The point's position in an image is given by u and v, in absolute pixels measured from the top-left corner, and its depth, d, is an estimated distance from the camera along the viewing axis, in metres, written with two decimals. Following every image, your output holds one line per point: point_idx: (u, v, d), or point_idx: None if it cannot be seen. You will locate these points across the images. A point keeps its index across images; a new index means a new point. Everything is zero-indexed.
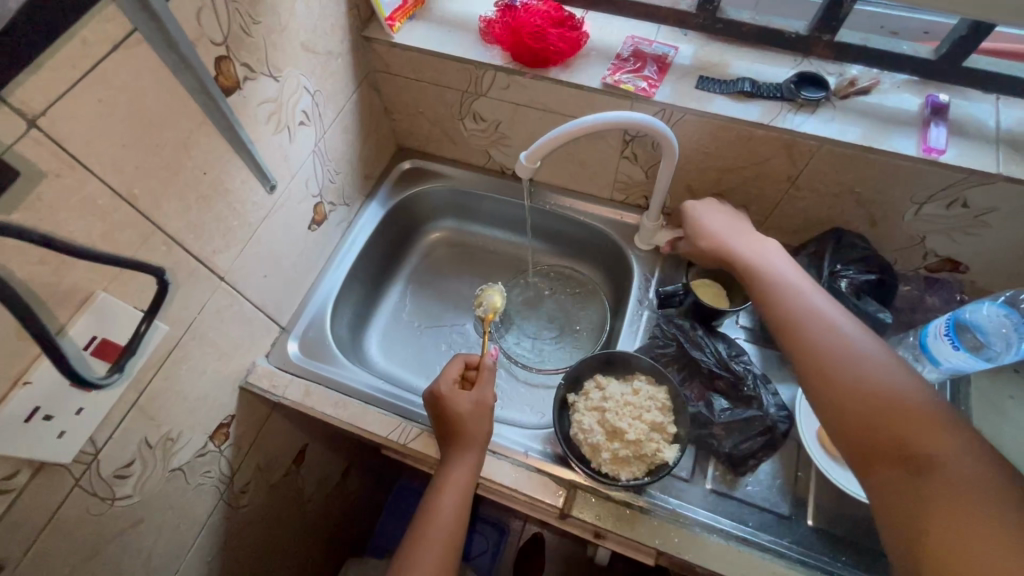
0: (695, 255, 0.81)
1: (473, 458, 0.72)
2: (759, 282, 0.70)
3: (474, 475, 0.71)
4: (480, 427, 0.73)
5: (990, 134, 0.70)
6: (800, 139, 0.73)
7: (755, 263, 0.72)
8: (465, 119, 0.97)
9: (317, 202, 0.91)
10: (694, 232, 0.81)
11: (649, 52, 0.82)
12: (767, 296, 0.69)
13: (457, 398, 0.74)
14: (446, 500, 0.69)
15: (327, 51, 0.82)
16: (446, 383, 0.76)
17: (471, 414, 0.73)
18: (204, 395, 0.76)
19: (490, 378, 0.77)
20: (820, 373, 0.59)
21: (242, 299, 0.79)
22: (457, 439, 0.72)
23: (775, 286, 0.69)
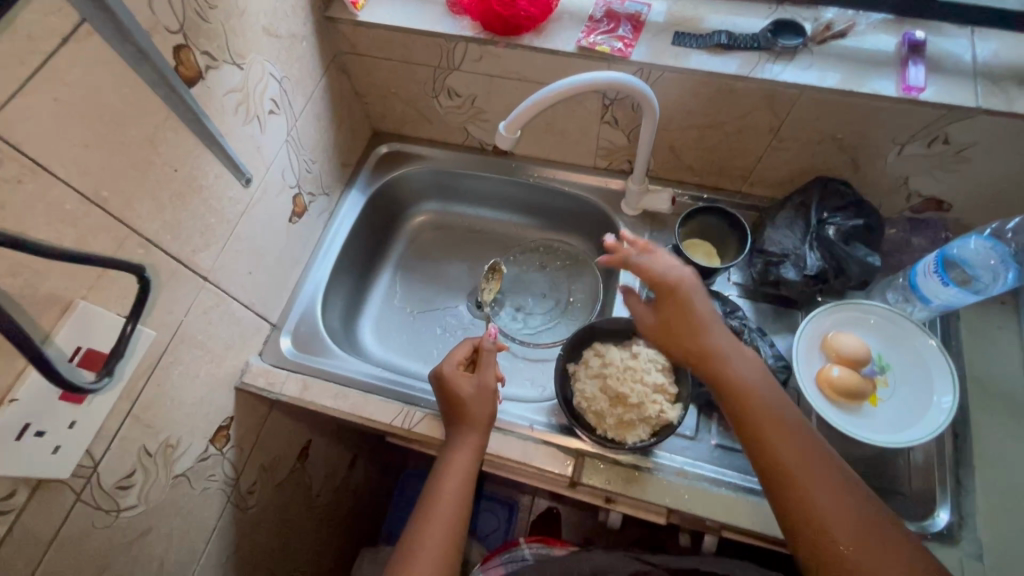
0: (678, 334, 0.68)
1: (475, 441, 0.71)
2: (736, 392, 0.63)
3: (476, 458, 0.71)
4: (481, 411, 0.72)
5: (967, 68, 0.70)
6: (780, 88, 0.73)
7: (717, 363, 0.65)
8: (439, 96, 0.95)
9: (296, 193, 0.88)
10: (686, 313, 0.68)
11: (622, 12, 0.80)
12: (748, 413, 0.61)
13: (459, 380, 0.74)
14: (449, 480, 0.69)
15: (290, 35, 0.78)
16: (449, 365, 0.76)
17: (472, 396, 0.73)
18: (200, 399, 0.75)
19: (492, 360, 0.76)
20: (817, 532, 0.54)
21: (228, 298, 0.78)
22: (458, 420, 0.72)
23: (756, 399, 0.62)
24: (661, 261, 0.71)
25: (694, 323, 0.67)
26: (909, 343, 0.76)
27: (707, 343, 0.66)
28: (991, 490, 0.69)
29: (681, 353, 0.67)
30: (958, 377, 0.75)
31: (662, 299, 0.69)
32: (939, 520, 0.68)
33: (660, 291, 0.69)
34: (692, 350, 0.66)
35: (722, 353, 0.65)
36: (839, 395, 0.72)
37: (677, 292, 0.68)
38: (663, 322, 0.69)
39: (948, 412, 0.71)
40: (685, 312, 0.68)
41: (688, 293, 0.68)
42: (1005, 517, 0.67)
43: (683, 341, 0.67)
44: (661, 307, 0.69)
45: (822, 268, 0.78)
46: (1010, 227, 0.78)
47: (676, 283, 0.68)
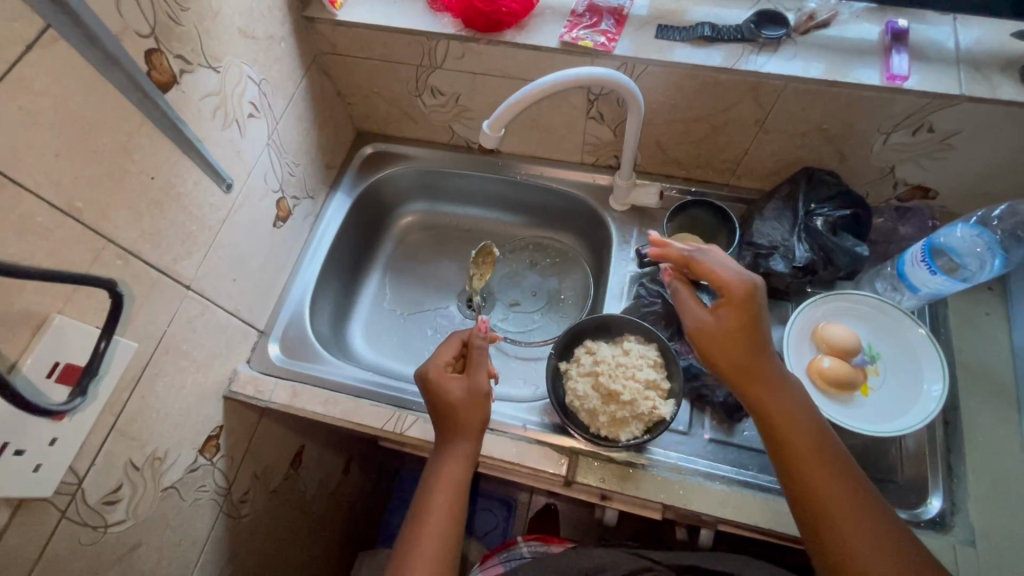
0: (729, 347, 0.62)
1: (465, 444, 0.70)
2: (782, 430, 0.60)
3: (467, 461, 0.70)
4: (471, 415, 0.71)
5: (950, 55, 0.70)
6: (765, 80, 0.72)
7: (766, 395, 0.61)
8: (423, 95, 0.93)
9: (279, 197, 0.87)
10: (745, 327, 0.61)
11: (605, 5, 0.79)
12: (792, 453, 0.59)
13: (447, 381, 0.73)
14: (439, 485, 0.68)
15: (267, 36, 0.77)
16: (435, 365, 0.75)
17: (460, 398, 0.72)
18: (187, 410, 0.74)
19: (481, 360, 0.74)
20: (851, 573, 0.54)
21: (213, 306, 0.76)
22: (446, 424, 0.72)
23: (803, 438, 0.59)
24: (728, 266, 0.64)
25: (751, 342, 0.61)
26: (898, 331, 0.77)
27: (758, 371, 0.61)
28: (983, 476, 0.70)
29: (729, 373, 0.62)
30: (947, 364, 0.75)
31: (728, 305, 0.62)
32: (932, 507, 0.69)
33: (729, 296, 0.62)
34: (743, 373, 0.62)
35: (770, 384, 0.61)
36: (830, 386, 0.72)
37: (747, 300, 0.61)
38: (723, 332, 0.62)
39: (937, 400, 0.71)
40: (750, 327, 0.61)
41: (757, 306, 0.61)
42: (997, 502, 0.68)
43: (729, 360, 0.62)
44: (725, 315, 0.62)
45: (811, 260, 0.78)
46: (995, 214, 0.79)
47: (748, 292, 0.61)
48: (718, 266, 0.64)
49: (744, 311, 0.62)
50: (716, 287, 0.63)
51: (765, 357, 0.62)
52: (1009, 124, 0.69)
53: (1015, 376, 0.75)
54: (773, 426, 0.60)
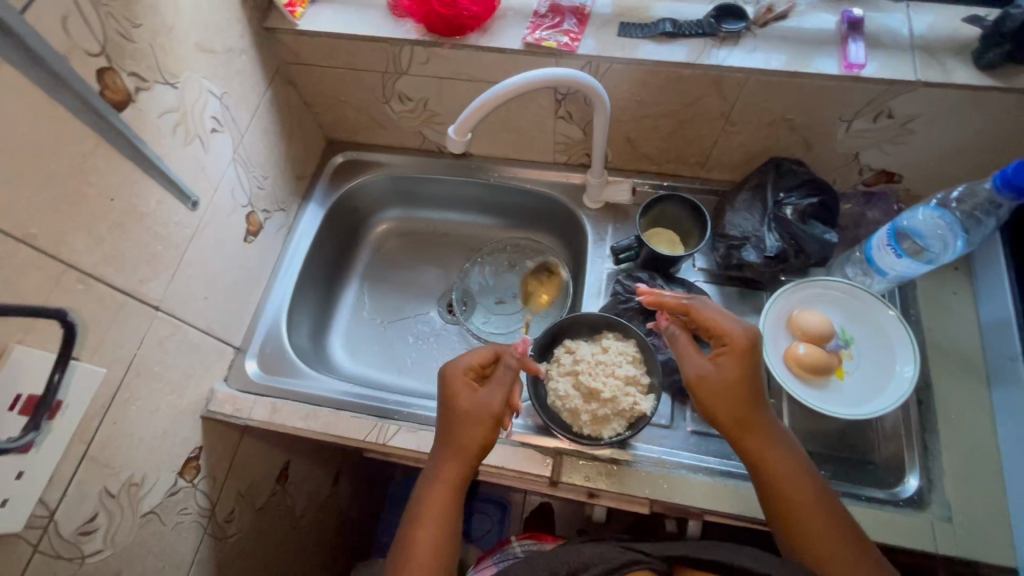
0: (728, 397, 0.61)
1: (460, 467, 0.66)
2: (779, 485, 0.60)
3: (458, 487, 0.66)
4: (474, 438, 0.66)
5: (905, 42, 0.71)
6: (727, 73, 0.73)
7: (762, 449, 0.61)
8: (391, 102, 0.93)
9: (249, 212, 0.86)
10: (744, 378, 0.62)
11: (567, 5, 0.79)
12: (787, 506, 0.59)
13: (461, 393, 0.68)
14: (428, 510, 0.65)
15: (227, 49, 0.76)
16: (458, 369, 0.69)
17: (468, 414, 0.67)
18: (163, 433, 0.72)
19: (504, 379, 0.69)
20: None
21: (185, 325, 0.75)
22: (446, 440, 0.67)
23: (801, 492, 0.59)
24: (728, 315, 0.65)
25: (749, 394, 0.62)
26: (869, 314, 0.78)
27: (755, 423, 0.61)
28: (957, 454, 0.71)
29: (727, 426, 0.62)
30: (917, 344, 0.76)
31: (732, 353, 0.62)
32: (909, 486, 0.70)
33: (732, 344, 0.62)
34: (740, 426, 0.62)
35: (766, 438, 0.61)
36: (806, 372, 0.74)
37: (750, 349, 0.62)
38: (724, 382, 0.62)
39: (909, 381, 0.72)
40: (749, 376, 0.62)
41: (756, 358, 0.62)
42: (970, 477, 0.70)
43: (728, 411, 0.62)
44: (726, 364, 0.62)
45: (782, 249, 0.79)
46: (955, 195, 0.76)
47: (750, 342, 0.62)
48: (721, 314, 0.65)
49: (742, 362, 0.62)
50: (719, 333, 0.64)
51: (760, 410, 0.62)
52: (965, 107, 0.71)
53: (984, 353, 0.76)
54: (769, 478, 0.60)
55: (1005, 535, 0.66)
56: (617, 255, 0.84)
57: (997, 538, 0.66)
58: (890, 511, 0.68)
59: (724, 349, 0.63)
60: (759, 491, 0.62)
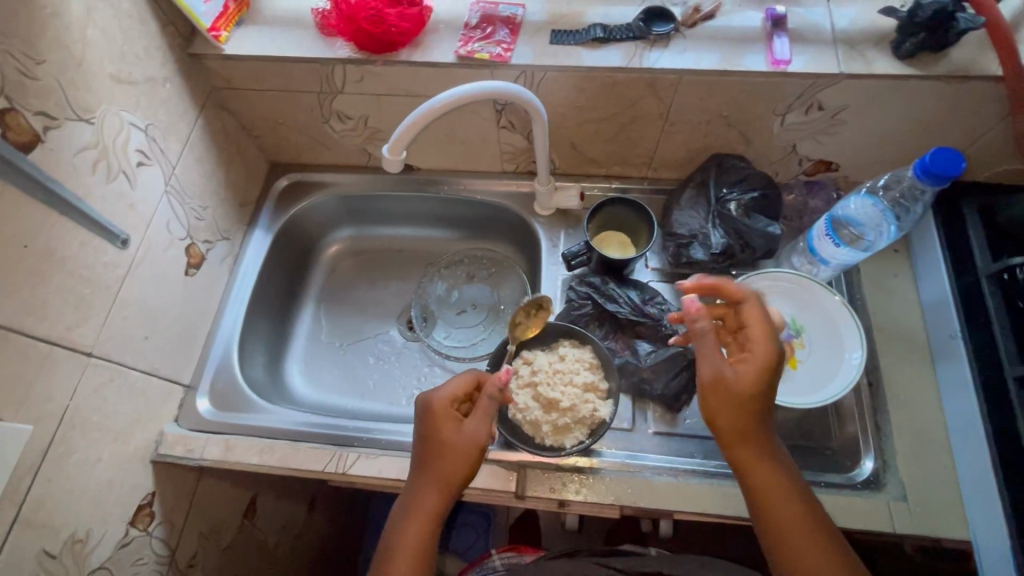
0: (737, 410, 0.57)
1: (437, 500, 0.63)
2: (771, 502, 0.57)
3: (437, 518, 0.63)
4: (455, 473, 0.63)
5: (828, 36, 0.73)
6: (659, 76, 0.74)
7: (756, 465, 0.58)
8: (330, 121, 0.90)
9: (188, 244, 0.83)
10: (760, 393, 0.57)
11: (497, 15, 0.78)
12: (776, 521, 0.57)
13: (443, 425, 0.64)
14: (403, 544, 0.61)
15: (148, 78, 0.73)
16: (441, 400, 0.65)
17: (450, 446, 0.63)
18: (108, 483, 0.69)
19: (488, 409, 0.64)
20: None
21: (125, 369, 0.72)
22: (425, 474, 0.63)
23: (794, 508, 0.57)
24: (760, 324, 0.59)
25: (758, 408, 0.58)
26: (817, 303, 0.80)
27: (756, 438, 0.58)
28: (907, 432, 0.73)
29: (726, 438, 0.58)
30: (863, 329, 0.78)
31: (755, 364, 0.57)
32: (865, 468, 0.72)
33: (756, 355, 0.57)
34: (740, 440, 0.58)
35: (762, 453, 0.58)
36: None
37: (772, 364, 0.57)
38: (737, 394, 0.57)
39: (858, 367, 0.74)
40: (763, 392, 0.57)
41: (776, 373, 0.58)
42: (920, 454, 0.72)
43: (733, 422, 0.57)
44: (745, 375, 0.57)
45: (727, 245, 0.80)
46: (882, 183, 0.79)
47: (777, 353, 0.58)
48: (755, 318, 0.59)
49: (763, 379, 0.57)
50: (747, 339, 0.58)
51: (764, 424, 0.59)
52: (889, 96, 0.72)
53: (926, 332, 0.79)
54: (757, 491, 0.58)
55: (956, 508, 0.68)
56: (569, 261, 0.84)
57: (949, 512, 0.68)
58: (848, 494, 0.70)
59: (749, 355, 0.58)
60: (749, 505, 0.59)
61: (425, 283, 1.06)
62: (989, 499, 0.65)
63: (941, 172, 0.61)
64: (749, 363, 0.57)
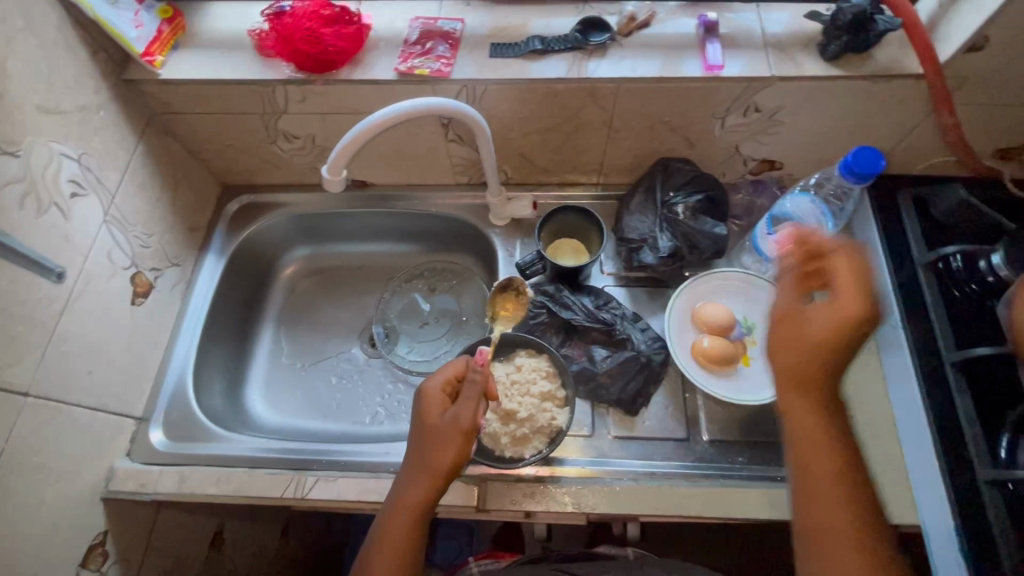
0: (799, 359, 0.52)
1: (425, 488, 0.62)
2: (807, 461, 0.52)
3: (426, 507, 0.63)
4: (440, 459, 0.63)
5: (758, 40, 0.75)
6: (598, 85, 0.75)
7: (811, 413, 0.53)
8: (277, 141, 0.89)
9: (133, 273, 0.81)
10: (833, 351, 0.51)
11: (436, 31, 0.79)
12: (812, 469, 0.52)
13: (431, 411, 0.65)
14: (391, 529, 0.62)
15: (79, 107, 0.71)
16: (431, 387, 0.67)
17: (436, 432, 0.64)
18: (53, 525, 0.67)
19: (472, 393, 0.65)
20: None
21: (68, 406, 0.70)
22: (413, 461, 0.64)
23: (833, 490, 0.51)
24: (858, 278, 0.51)
25: (830, 363, 0.51)
26: (765, 300, 0.81)
27: (816, 400, 0.52)
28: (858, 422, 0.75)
29: (785, 378, 0.53)
30: None
31: (837, 316, 0.50)
32: None
33: (841, 305, 0.50)
34: (797, 390, 0.53)
35: (818, 423, 0.52)
36: (712, 362, 0.76)
37: (860, 323, 0.50)
38: (806, 341, 0.51)
39: None
40: (840, 347, 0.50)
41: (863, 333, 0.50)
42: (870, 443, 0.73)
43: (795, 368, 0.52)
44: (823, 323, 0.51)
45: (675, 247, 0.82)
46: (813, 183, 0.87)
47: (859, 309, 0.50)
48: (841, 263, 0.52)
49: (844, 335, 0.50)
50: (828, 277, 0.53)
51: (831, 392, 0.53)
52: (821, 96, 0.75)
53: None
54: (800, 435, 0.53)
55: (905, 494, 0.70)
56: (523, 271, 0.84)
57: (899, 498, 0.70)
58: None
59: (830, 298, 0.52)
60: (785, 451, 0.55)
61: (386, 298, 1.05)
62: (932, 482, 0.67)
63: (863, 169, 0.65)
64: (831, 314, 0.51)
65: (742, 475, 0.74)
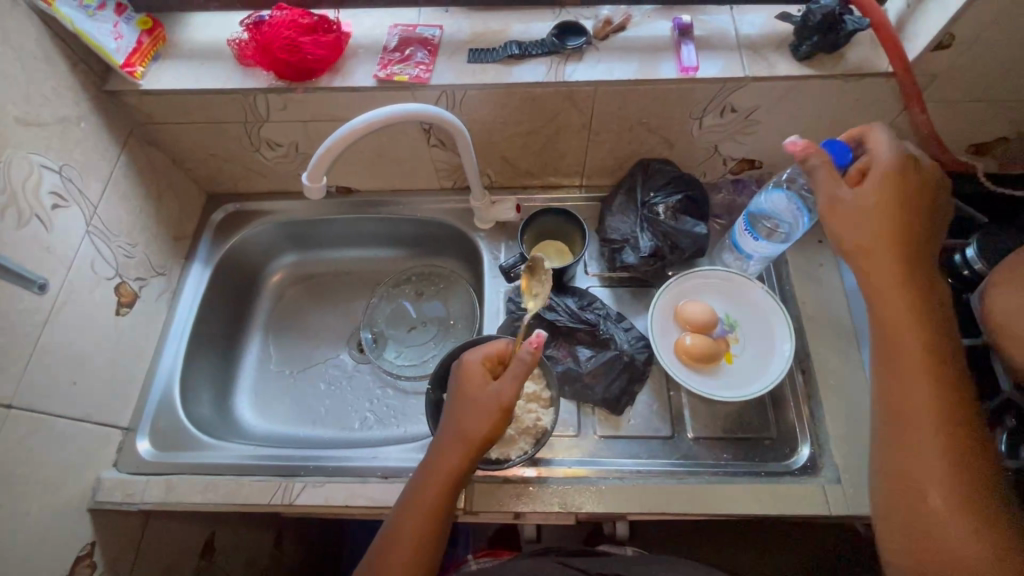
0: (863, 216, 0.60)
1: (461, 456, 0.63)
2: (878, 297, 0.60)
3: (459, 477, 0.63)
4: (477, 428, 0.63)
5: (732, 41, 0.76)
6: (576, 88, 0.76)
7: (891, 260, 0.59)
8: (261, 149, 0.90)
9: (117, 283, 0.81)
10: (889, 198, 0.59)
11: (414, 37, 0.79)
12: (885, 300, 0.60)
13: (472, 382, 0.66)
14: (424, 491, 0.63)
15: (60, 119, 0.72)
16: (475, 360, 0.67)
17: (477, 404, 0.64)
18: (39, 538, 0.67)
19: (516, 369, 0.64)
20: (899, 407, 0.58)
21: (52, 417, 0.70)
22: (448, 430, 0.64)
23: (920, 374, 0.58)
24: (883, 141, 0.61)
25: (896, 212, 0.59)
26: (746, 297, 0.82)
27: (890, 263, 0.59)
28: (840, 416, 0.76)
29: (848, 249, 0.61)
30: (792, 319, 0.81)
31: (886, 167, 0.60)
32: (803, 454, 0.75)
33: (879, 164, 0.60)
34: (872, 248, 0.60)
35: (896, 284, 0.59)
36: (695, 361, 0.77)
37: (901, 173, 0.60)
38: (864, 202, 0.60)
39: (788, 358, 0.77)
40: (893, 197, 0.59)
41: (910, 177, 0.60)
42: (853, 438, 0.74)
43: (860, 231, 0.60)
44: (869, 185, 0.60)
45: (655, 247, 0.83)
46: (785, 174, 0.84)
47: (918, 173, 0.60)
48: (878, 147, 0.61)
49: (887, 181, 0.59)
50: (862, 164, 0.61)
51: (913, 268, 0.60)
52: (794, 95, 0.76)
53: (851, 317, 0.82)
54: (875, 280, 0.60)
55: None
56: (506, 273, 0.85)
57: None
58: (787, 481, 0.73)
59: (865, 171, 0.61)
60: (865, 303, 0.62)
61: (373, 303, 1.06)
62: None
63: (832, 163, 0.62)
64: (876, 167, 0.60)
65: (727, 471, 0.75)
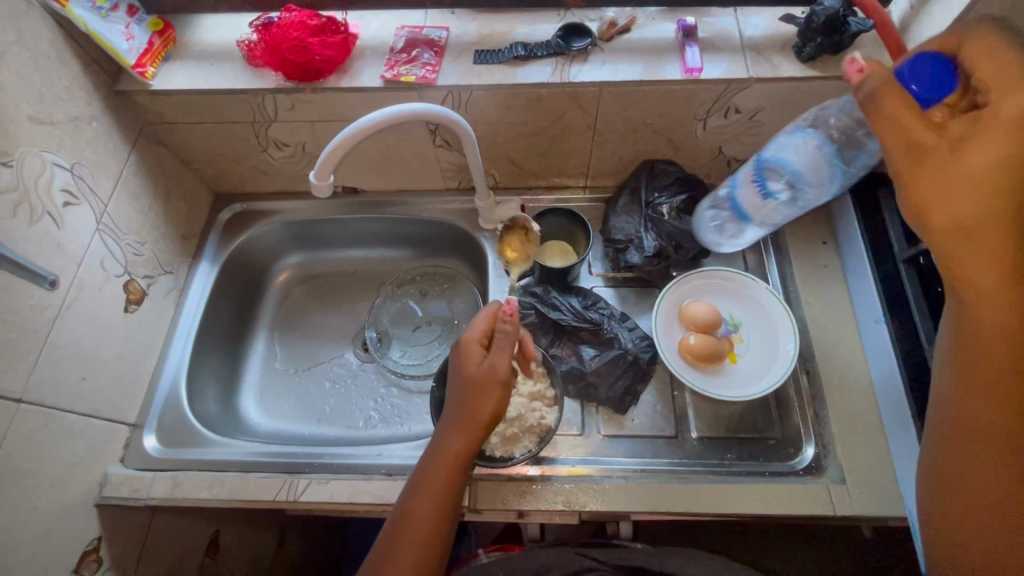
0: (954, 186, 0.44)
1: (467, 436, 0.64)
2: (967, 284, 0.46)
3: (466, 456, 0.64)
4: (481, 407, 0.64)
5: (736, 43, 0.77)
6: (581, 88, 0.76)
7: (994, 243, 0.43)
8: (269, 149, 0.91)
9: (127, 280, 0.82)
10: (995, 159, 0.42)
11: (421, 39, 0.80)
12: (974, 287, 0.46)
13: (470, 362, 0.66)
14: (433, 473, 0.63)
15: (72, 119, 0.73)
16: (471, 339, 0.68)
17: (477, 382, 0.65)
18: (47, 532, 0.67)
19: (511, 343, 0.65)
20: (975, 412, 0.48)
21: (60, 412, 0.71)
22: (454, 410, 0.65)
23: (1005, 385, 0.46)
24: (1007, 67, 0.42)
25: (1008, 180, 0.42)
26: (750, 297, 0.82)
27: (988, 241, 0.43)
28: (843, 417, 0.76)
29: (936, 229, 0.45)
30: (796, 320, 0.81)
31: (996, 114, 0.42)
32: (807, 455, 0.75)
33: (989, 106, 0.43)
34: (965, 231, 0.44)
35: (990, 265, 0.44)
36: (699, 360, 0.77)
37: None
38: (962, 164, 0.43)
39: (793, 357, 0.76)
40: (1008, 157, 0.42)
41: None
42: (857, 438, 0.74)
43: (947, 207, 0.44)
44: (974, 139, 0.43)
45: (660, 246, 0.83)
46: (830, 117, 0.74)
47: None
48: (984, 66, 0.43)
49: (996, 132, 0.42)
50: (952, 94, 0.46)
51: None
52: (798, 97, 0.76)
53: (855, 317, 0.82)
54: (966, 273, 0.45)
55: (893, 487, 0.70)
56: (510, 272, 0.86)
57: (887, 491, 0.70)
58: (792, 481, 0.73)
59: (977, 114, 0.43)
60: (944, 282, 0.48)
61: (378, 303, 1.07)
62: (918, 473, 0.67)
63: (918, 92, 0.47)
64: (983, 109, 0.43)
65: (731, 470, 0.75)
